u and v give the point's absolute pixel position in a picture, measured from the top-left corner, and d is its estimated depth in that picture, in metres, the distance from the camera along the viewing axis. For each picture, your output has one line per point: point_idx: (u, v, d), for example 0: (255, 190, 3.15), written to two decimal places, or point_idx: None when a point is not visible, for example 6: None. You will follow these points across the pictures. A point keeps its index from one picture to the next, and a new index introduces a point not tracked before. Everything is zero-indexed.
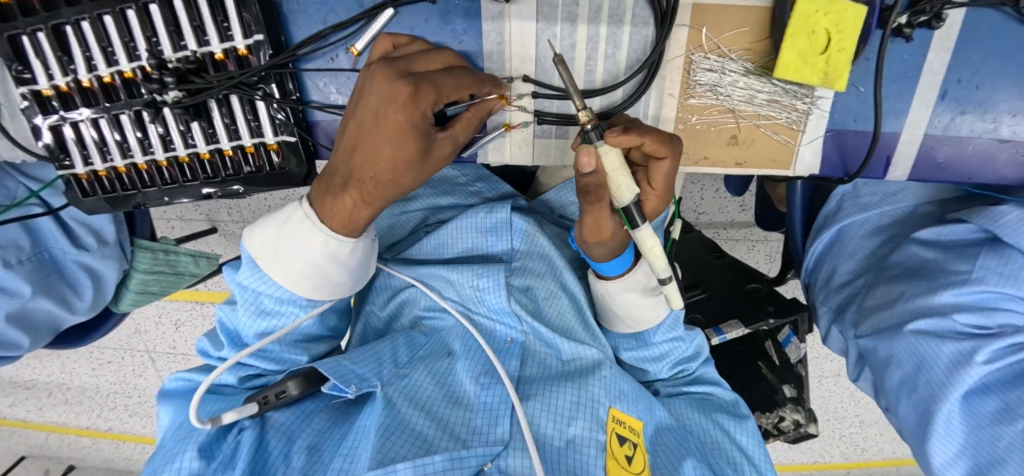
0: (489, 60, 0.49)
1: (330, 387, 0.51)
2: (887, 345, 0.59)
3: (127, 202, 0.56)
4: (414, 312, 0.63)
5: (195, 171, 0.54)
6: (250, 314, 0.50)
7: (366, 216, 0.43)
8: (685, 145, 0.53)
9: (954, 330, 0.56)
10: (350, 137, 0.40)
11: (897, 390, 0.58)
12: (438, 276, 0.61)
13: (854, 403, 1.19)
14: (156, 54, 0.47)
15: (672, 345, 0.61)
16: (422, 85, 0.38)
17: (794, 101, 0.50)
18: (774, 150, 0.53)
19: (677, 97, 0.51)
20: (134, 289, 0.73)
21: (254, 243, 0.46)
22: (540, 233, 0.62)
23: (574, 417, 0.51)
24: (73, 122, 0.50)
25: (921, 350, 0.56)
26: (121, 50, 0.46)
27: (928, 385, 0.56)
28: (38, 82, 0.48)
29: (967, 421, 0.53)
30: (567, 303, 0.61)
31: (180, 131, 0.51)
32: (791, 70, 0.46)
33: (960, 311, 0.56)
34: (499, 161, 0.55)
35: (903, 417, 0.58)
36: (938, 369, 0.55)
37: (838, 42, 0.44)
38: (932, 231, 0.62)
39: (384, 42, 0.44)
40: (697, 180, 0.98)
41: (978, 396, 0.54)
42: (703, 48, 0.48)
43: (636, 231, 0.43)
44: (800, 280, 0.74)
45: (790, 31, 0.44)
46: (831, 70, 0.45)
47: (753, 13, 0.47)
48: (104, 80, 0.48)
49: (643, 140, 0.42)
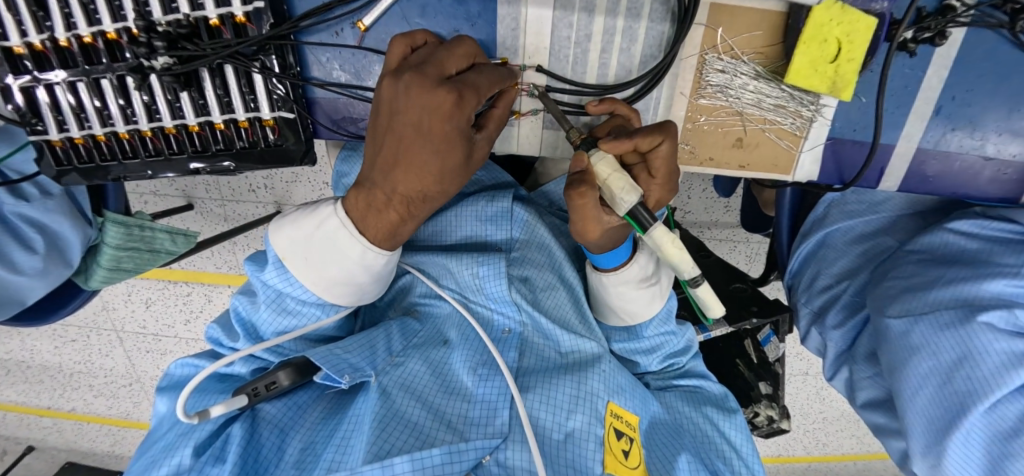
0: (502, 48, 0.48)
1: (323, 377, 0.50)
2: (930, 332, 0.55)
3: (103, 175, 0.53)
4: (410, 298, 0.63)
5: (183, 144, 0.51)
6: (270, 312, 0.48)
7: (410, 228, 0.42)
8: (691, 145, 0.53)
9: (1009, 327, 0.52)
10: (389, 152, 0.39)
11: (924, 379, 0.54)
12: (436, 264, 0.60)
13: (818, 401, 1.25)
14: (148, 17, 0.43)
15: (663, 338, 0.62)
16: (462, 90, 0.36)
17: (799, 108, 0.50)
18: (776, 154, 0.54)
19: (688, 96, 0.51)
20: (104, 265, 0.69)
21: (280, 245, 0.44)
22: (540, 223, 0.63)
23: (573, 411, 0.51)
24: (48, 84, 0.46)
25: (970, 343, 0.52)
26: (105, 9, 0.43)
27: (967, 382, 0.52)
28: (8, 39, 0.44)
29: (997, 423, 0.51)
30: (565, 295, 0.61)
31: (167, 100, 0.48)
32: (801, 77, 0.46)
33: (1019, 307, 0.52)
34: (508, 148, 0.55)
35: (918, 408, 0.55)
36: (985, 366, 0.51)
37: (848, 52, 0.44)
38: (971, 222, 0.60)
39: (400, 45, 0.41)
40: (686, 179, 0.99)
41: (1013, 397, 0.51)
42: (717, 49, 0.48)
43: (648, 234, 0.43)
44: (784, 282, 0.77)
45: (804, 38, 0.45)
46: (840, 79, 0.46)
47: (767, 17, 0.47)
48: (85, 40, 0.45)
49: (634, 142, 0.43)
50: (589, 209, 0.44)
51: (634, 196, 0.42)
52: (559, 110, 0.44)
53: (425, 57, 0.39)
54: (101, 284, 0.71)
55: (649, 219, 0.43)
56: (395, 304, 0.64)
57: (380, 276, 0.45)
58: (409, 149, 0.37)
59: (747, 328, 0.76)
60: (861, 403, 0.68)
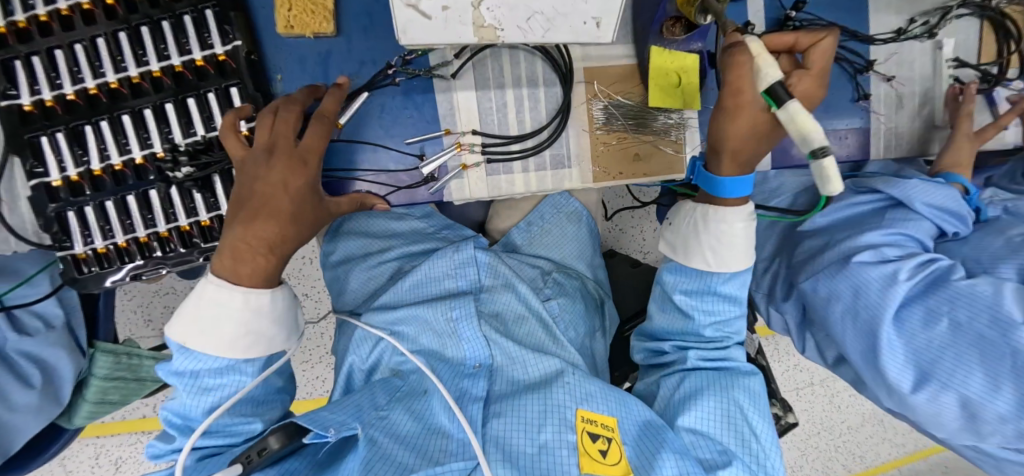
0: (444, 123, 0.65)
1: (311, 437, 0.55)
2: (832, 283, 0.67)
3: (100, 281, 0.62)
4: (391, 361, 0.71)
5: (194, 239, 0.64)
6: (195, 397, 0.52)
7: (276, 267, 0.50)
8: (604, 165, 0.68)
9: (880, 258, 0.65)
10: (250, 206, 0.48)
11: (845, 318, 0.66)
12: (414, 318, 0.70)
13: (835, 409, 1.29)
14: (172, 143, 0.61)
15: (726, 308, 0.64)
16: (307, 156, 0.51)
17: (669, 124, 0.69)
18: (669, 161, 0.69)
19: (588, 131, 0.68)
20: (91, 399, 0.73)
21: (175, 332, 0.49)
22: (501, 263, 0.76)
23: (543, 424, 0.58)
24: (78, 206, 0.60)
25: (856, 280, 0.65)
26: (136, 141, 0.60)
27: (868, 310, 0.63)
28: (47, 175, 0.58)
29: (907, 335, 0.61)
30: (535, 324, 0.73)
31: (184, 203, 0.62)
32: (660, 100, 0.66)
33: (886, 247, 0.66)
34: (463, 198, 0.66)
35: (855, 343, 0.65)
36: (874, 291, 0.63)
37: (686, 79, 0.65)
38: (838, 204, 0.75)
39: (234, 136, 0.53)
40: (636, 224, 1.24)
41: (907, 310, 0.62)
42: (598, 95, 0.67)
43: (783, 105, 0.46)
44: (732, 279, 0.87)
45: (653, 74, 0.64)
46: (688, 97, 0.66)
47: (625, 69, 0.68)
48: (117, 168, 0.60)
49: (796, 37, 0.55)
50: (752, 75, 0.48)
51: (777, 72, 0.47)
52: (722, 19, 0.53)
53: (266, 131, 0.52)
54: (83, 420, 0.74)
55: (785, 96, 0.46)
56: (385, 359, 0.71)
57: (277, 318, 0.52)
58: (265, 199, 0.48)
59: None
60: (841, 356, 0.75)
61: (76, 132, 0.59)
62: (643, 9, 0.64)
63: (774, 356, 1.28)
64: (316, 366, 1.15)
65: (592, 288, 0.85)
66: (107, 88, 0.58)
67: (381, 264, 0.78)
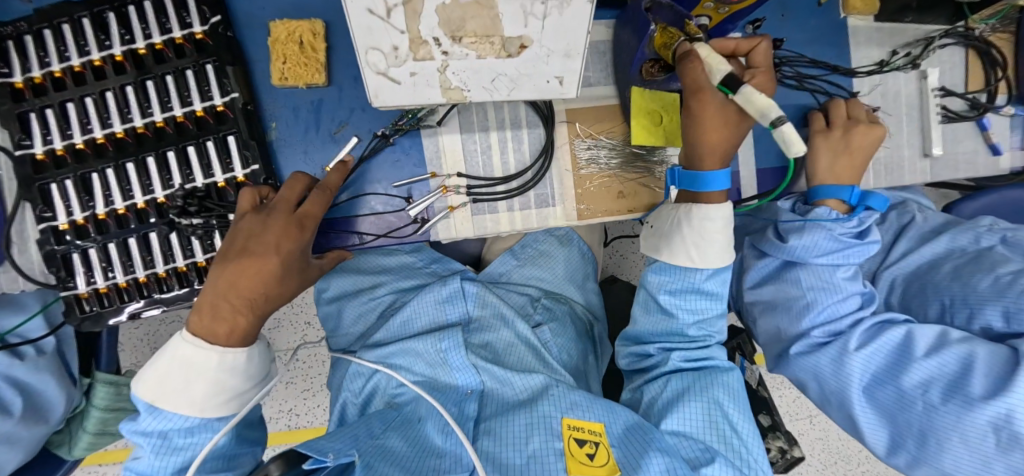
0: (430, 165, 0.67)
1: (310, 461, 0.54)
2: (791, 369, 0.72)
3: (100, 320, 0.65)
4: (386, 394, 0.71)
5: (192, 279, 0.66)
6: (161, 457, 0.53)
7: (253, 326, 0.53)
8: (588, 204, 0.70)
9: (815, 342, 0.69)
10: (235, 265, 0.51)
11: (824, 399, 0.71)
12: (401, 354, 0.71)
13: (852, 438, 1.26)
14: (172, 189, 0.63)
15: (704, 308, 0.65)
16: (304, 221, 0.56)
17: (653, 160, 0.71)
18: (654, 197, 0.71)
19: (571, 171, 0.69)
20: (90, 430, 0.76)
21: (145, 393, 0.51)
22: (489, 293, 0.77)
23: (530, 435, 0.58)
24: (83, 248, 0.63)
25: (810, 367, 0.69)
26: (138, 188, 0.63)
27: (836, 393, 0.68)
28: (56, 219, 0.62)
29: (882, 411, 0.65)
30: (523, 349, 0.74)
31: (183, 245, 0.65)
32: (642, 139, 0.68)
33: (817, 326, 0.69)
34: (450, 237, 0.68)
35: (841, 418, 0.70)
36: (830, 376, 0.67)
37: (668, 118, 0.68)
38: (757, 272, 0.77)
39: (248, 197, 0.57)
40: (637, 251, 1.24)
41: (875, 386, 0.65)
42: (580, 135, 0.69)
43: (738, 90, 0.52)
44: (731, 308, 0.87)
45: (634, 115, 0.66)
46: (669, 135, 0.69)
47: (607, 109, 0.70)
48: (119, 212, 0.63)
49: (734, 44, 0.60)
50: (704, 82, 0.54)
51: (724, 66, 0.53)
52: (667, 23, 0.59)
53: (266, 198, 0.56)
54: (80, 452, 0.77)
55: (737, 83, 0.53)
56: (377, 396, 0.72)
57: (252, 375, 0.55)
58: (250, 261, 0.51)
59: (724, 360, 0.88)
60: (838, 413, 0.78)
61: (85, 180, 0.63)
62: (624, 49, 0.66)
63: (785, 384, 1.26)
64: (318, 394, 1.16)
65: (580, 312, 0.87)
66: (114, 138, 0.62)
67: (372, 299, 0.80)
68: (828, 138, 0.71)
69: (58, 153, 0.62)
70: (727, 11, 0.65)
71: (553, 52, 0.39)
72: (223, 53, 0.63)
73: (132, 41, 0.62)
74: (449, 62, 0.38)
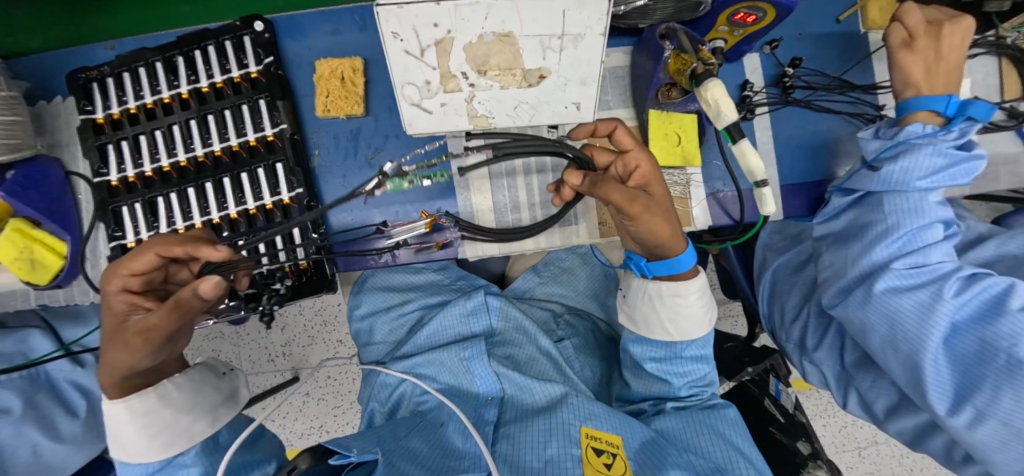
0: (459, 187, 0.72)
1: (337, 457, 0.56)
2: (861, 312, 0.65)
3: None
4: (411, 402, 0.74)
5: None
6: None
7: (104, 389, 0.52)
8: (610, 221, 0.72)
9: (901, 281, 0.63)
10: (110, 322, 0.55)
11: (884, 350, 0.64)
12: (427, 364, 0.74)
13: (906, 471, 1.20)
14: (225, 211, 0.69)
15: (694, 366, 0.65)
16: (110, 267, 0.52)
17: (674, 180, 0.72)
18: (675, 215, 0.72)
19: None
20: None
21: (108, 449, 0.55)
22: (512, 307, 0.79)
23: (548, 441, 0.59)
24: None
25: (888, 310, 0.62)
26: (197, 210, 0.69)
27: (909, 343, 0.61)
28: (125, 237, 0.70)
29: (955, 363, 0.60)
30: (546, 362, 0.75)
31: None
32: (661, 159, 0.70)
33: (898, 260, 0.63)
34: (479, 255, 0.73)
35: (900, 374, 0.64)
36: (909, 322, 0.61)
37: (686, 136, 0.70)
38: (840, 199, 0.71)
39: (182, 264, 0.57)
40: None
41: (954, 338, 0.60)
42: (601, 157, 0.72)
43: (738, 144, 0.59)
44: (766, 327, 0.87)
45: (653, 135, 0.69)
46: (687, 154, 0.70)
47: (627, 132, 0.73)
48: (179, 231, 0.70)
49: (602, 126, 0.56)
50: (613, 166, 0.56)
51: (732, 116, 0.57)
52: (693, 45, 0.60)
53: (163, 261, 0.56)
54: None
55: (739, 136, 0.58)
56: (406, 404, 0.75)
57: (178, 412, 0.53)
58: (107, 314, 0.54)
59: (758, 384, 0.83)
60: (886, 402, 0.74)
61: (151, 204, 0.70)
62: (642, 74, 0.69)
63: (829, 412, 1.21)
64: (347, 412, 1.19)
65: (605, 329, 0.87)
66: (177, 166, 0.69)
67: (403, 315, 0.84)
68: (913, 52, 0.65)
69: (131, 179, 0.70)
70: (743, 33, 0.67)
71: (571, 81, 0.42)
72: (274, 89, 0.69)
73: (197, 81, 0.70)
74: (475, 93, 0.42)
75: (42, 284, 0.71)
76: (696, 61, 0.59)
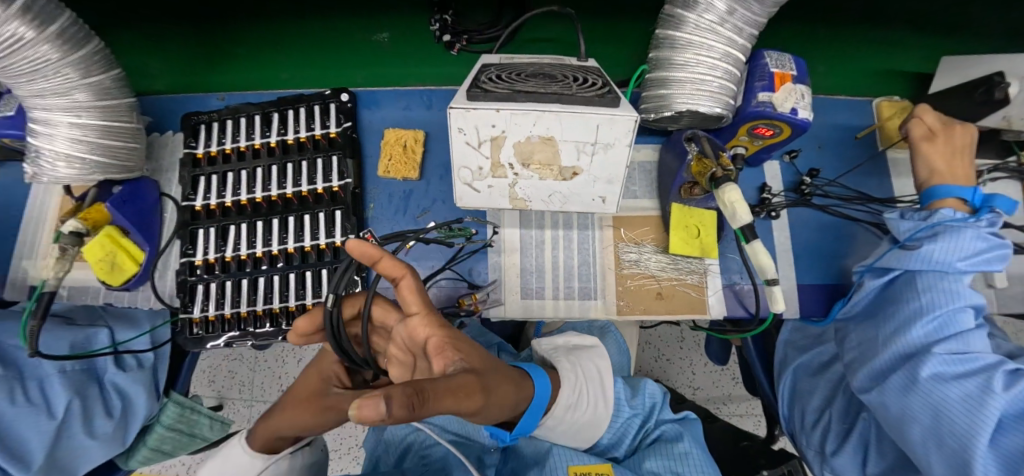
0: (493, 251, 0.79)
1: None
2: (898, 402, 0.62)
3: (197, 344, 0.76)
4: (416, 450, 0.75)
5: (280, 320, 0.76)
6: None
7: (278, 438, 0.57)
8: (628, 300, 0.76)
9: (947, 372, 0.60)
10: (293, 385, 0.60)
11: (924, 445, 0.60)
12: (438, 412, 0.78)
13: None
14: (284, 245, 0.78)
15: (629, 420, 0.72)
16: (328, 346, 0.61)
17: (691, 269, 0.77)
18: (690, 302, 0.76)
19: (615, 269, 0.78)
20: (149, 447, 0.74)
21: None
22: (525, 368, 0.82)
23: None
24: (207, 281, 0.78)
25: (933, 399, 0.59)
26: (261, 241, 0.79)
27: (955, 438, 0.58)
28: (194, 255, 0.79)
29: (1003, 465, 0.56)
30: None
31: (280, 290, 0.77)
32: (680, 248, 0.75)
33: (936, 343, 0.61)
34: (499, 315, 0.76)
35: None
36: (957, 414, 0.58)
37: (704, 230, 0.76)
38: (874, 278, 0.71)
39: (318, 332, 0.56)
40: (685, 355, 1.24)
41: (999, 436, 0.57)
42: (625, 240, 0.79)
43: (750, 243, 0.65)
44: (785, 429, 0.81)
45: (673, 225, 0.75)
46: (704, 246, 0.75)
47: (651, 219, 0.80)
48: (241, 257, 0.78)
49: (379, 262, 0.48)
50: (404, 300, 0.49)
51: (745, 217, 0.63)
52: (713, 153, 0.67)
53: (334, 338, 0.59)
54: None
55: (751, 235, 0.65)
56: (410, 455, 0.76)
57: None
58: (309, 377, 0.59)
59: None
60: None
61: (223, 230, 0.80)
62: (667, 170, 0.77)
63: None
64: (343, 458, 1.20)
65: None
66: (253, 201, 0.80)
67: None
68: (935, 145, 0.70)
69: (212, 207, 0.80)
70: (762, 144, 0.74)
71: (598, 179, 0.50)
72: (347, 148, 0.81)
73: (285, 134, 0.82)
74: (517, 180, 0.50)
75: (116, 284, 0.78)
76: (715, 166, 0.66)
